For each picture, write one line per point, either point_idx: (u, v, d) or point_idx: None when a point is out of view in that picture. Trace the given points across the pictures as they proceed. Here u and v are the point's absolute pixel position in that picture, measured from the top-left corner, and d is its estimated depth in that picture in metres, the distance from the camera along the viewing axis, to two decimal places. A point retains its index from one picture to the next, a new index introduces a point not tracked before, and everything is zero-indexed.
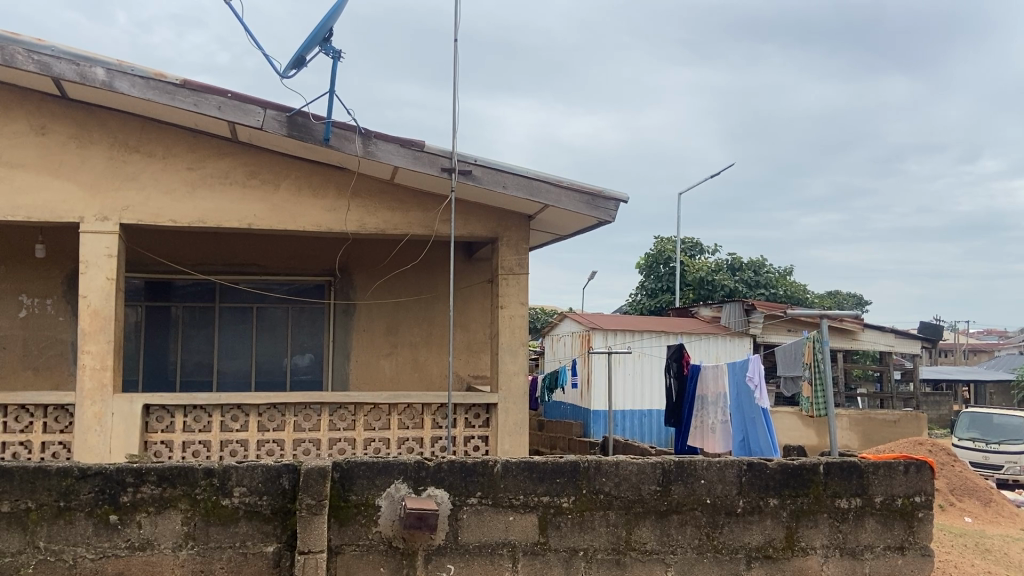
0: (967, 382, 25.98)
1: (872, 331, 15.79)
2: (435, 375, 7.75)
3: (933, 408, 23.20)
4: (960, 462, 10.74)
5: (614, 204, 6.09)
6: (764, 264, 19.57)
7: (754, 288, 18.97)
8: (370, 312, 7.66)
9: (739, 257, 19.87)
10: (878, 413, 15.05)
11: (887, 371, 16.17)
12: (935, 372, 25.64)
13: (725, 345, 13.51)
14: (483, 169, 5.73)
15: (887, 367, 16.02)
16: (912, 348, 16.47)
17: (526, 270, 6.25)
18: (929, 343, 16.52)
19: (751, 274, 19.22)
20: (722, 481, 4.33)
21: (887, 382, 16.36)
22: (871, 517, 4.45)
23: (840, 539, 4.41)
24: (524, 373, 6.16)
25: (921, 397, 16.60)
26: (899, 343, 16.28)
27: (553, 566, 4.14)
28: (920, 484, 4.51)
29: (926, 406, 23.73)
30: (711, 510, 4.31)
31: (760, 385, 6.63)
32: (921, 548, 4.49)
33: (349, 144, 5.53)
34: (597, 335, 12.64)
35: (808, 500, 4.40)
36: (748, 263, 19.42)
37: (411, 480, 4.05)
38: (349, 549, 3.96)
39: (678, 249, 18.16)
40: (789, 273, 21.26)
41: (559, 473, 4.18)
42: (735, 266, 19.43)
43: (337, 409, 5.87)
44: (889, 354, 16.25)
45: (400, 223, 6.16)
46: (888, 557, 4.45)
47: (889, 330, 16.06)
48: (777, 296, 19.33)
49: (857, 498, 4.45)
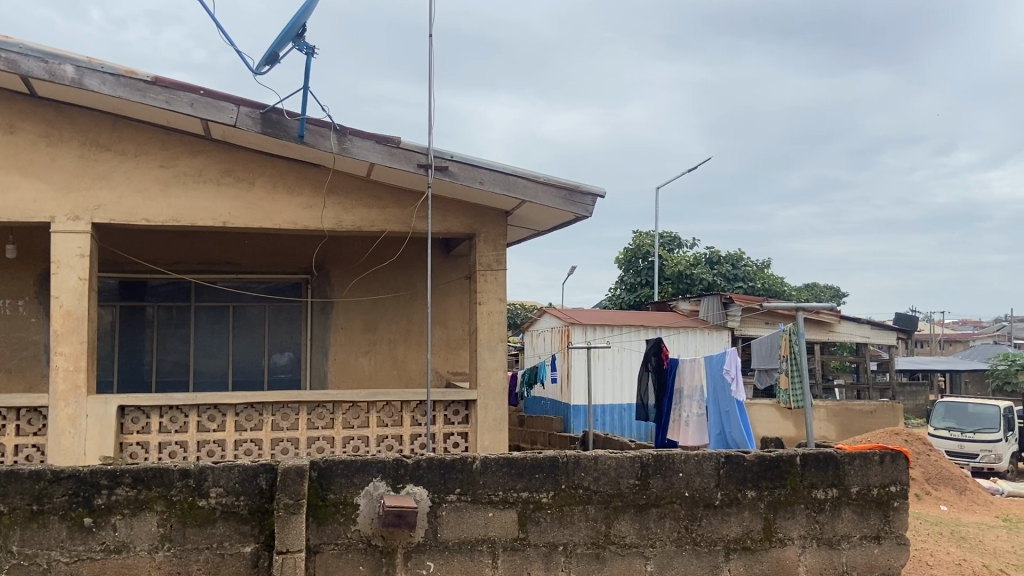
0: (943, 372, 26.30)
1: (849, 323, 15.86)
2: (414, 372, 7.71)
3: (910, 398, 23.47)
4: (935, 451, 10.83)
5: (591, 199, 6.09)
6: (742, 258, 19.65)
7: (732, 282, 19.07)
8: (349, 310, 7.62)
9: (717, 251, 19.96)
10: (855, 404, 15.17)
11: (863, 362, 16.30)
12: (910, 362, 25.96)
13: (703, 339, 13.59)
14: (459, 166, 5.72)
15: (864, 358, 16.15)
16: (889, 339, 16.56)
17: (504, 265, 6.23)
18: (905, 334, 16.64)
19: (729, 267, 19.32)
20: (700, 474, 4.34)
21: (863, 373, 16.48)
22: (848, 507, 4.49)
23: (817, 529, 4.45)
24: (503, 369, 6.14)
25: (897, 387, 16.75)
26: (876, 336, 16.35)
27: (533, 562, 4.14)
28: (895, 474, 4.56)
29: (901, 396, 23.98)
30: (689, 503, 4.32)
31: (737, 378, 6.71)
32: (896, 537, 4.53)
33: (324, 140, 5.49)
34: (576, 330, 12.63)
35: (786, 492, 4.43)
36: (726, 257, 19.53)
37: (390, 479, 4.04)
38: (328, 548, 3.94)
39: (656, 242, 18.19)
40: (767, 265, 21.41)
41: (539, 468, 4.18)
42: (713, 260, 19.51)
43: (315, 408, 5.82)
44: (865, 345, 16.34)
45: (377, 219, 6.12)
46: (864, 546, 4.48)
47: (865, 322, 16.09)
48: (755, 289, 19.43)
49: (833, 488, 4.48)
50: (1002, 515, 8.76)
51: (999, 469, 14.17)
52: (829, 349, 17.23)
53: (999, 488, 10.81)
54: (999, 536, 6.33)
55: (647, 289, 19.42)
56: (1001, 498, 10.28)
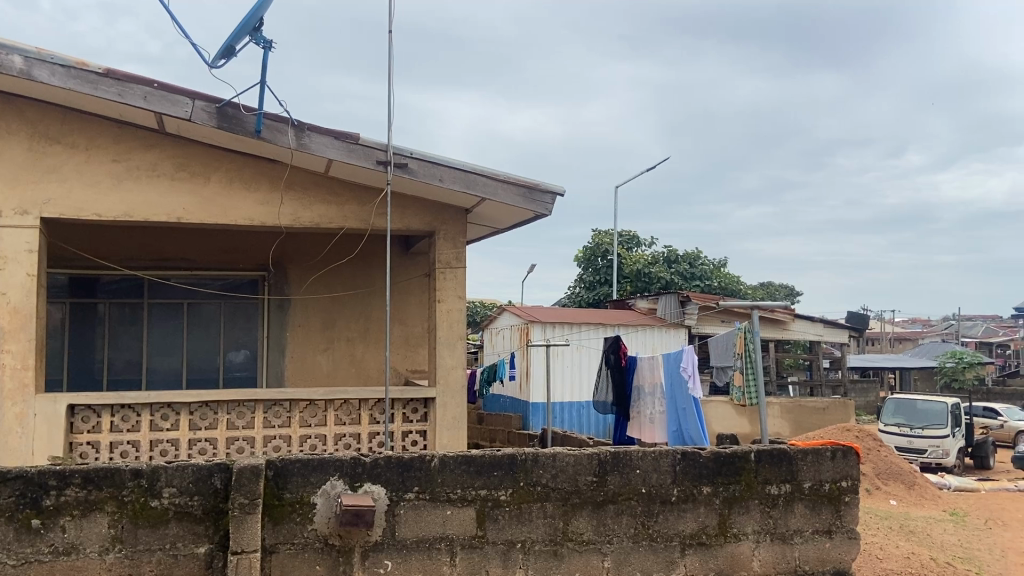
0: (892, 369, 27.01)
1: (802, 322, 16.14)
2: (373, 370, 7.67)
3: (860, 394, 24.17)
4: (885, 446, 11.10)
5: (550, 197, 6.11)
6: (698, 257, 19.82)
7: (689, 280, 19.19)
8: (306, 307, 7.56)
9: (675, 250, 20.16)
10: (808, 401, 15.47)
11: (816, 360, 16.63)
12: (861, 360, 26.61)
13: (661, 337, 13.72)
14: (418, 163, 5.70)
15: (817, 356, 16.46)
16: (840, 338, 16.88)
17: (463, 263, 6.22)
18: (856, 333, 17.01)
19: (687, 266, 19.54)
20: (657, 471, 4.40)
21: (816, 370, 16.80)
22: (800, 502, 4.58)
23: (770, 524, 4.53)
24: (463, 367, 6.13)
25: (849, 384, 17.09)
26: (829, 334, 16.65)
27: (491, 559, 4.15)
28: (846, 469, 4.66)
29: (852, 393, 24.55)
30: (646, 499, 4.37)
31: (693, 375, 6.78)
32: (847, 531, 4.64)
33: (282, 135, 5.43)
34: (535, 329, 12.67)
35: (740, 487, 4.51)
36: (684, 255, 19.77)
37: (347, 477, 4.01)
38: (284, 548, 3.90)
39: (614, 241, 18.31)
40: (724, 264, 21.74)
41: (497, 466, 4.20)
42: (671, 258, 19.72)
43: (272, 406, 5.76)
44: (818, 344, 16.64)
45: (336, 216, 6.07)
46: (816, 540, 4.58)
47: (817, 321, 16.35)
48: (711, 288, 19.64)
49: (786, 483, 4.57)
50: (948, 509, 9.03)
51: (946, 464, 14.58)
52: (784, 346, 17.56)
53: (945, 482, 11.11)
54: (946, 530, 6.51)
55: (606, 287, 19.56)
56: (948, 493, 10.56)
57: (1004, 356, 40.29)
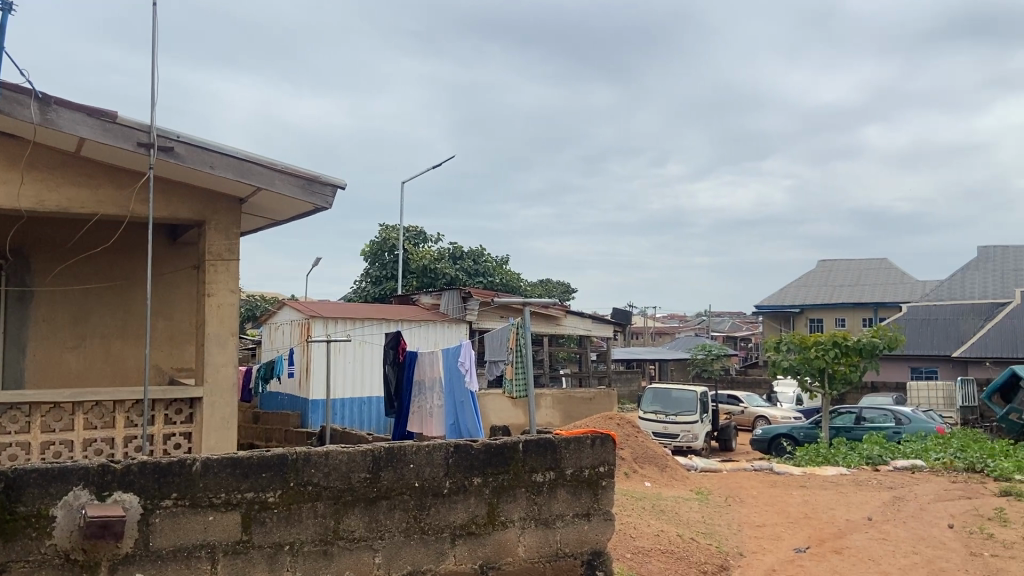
0: (653, 361, 29.53)
1: (574, 318, 17.02)
2: (132, 369, 7.10)
3: (625, 384, 26.15)
4: (641, 433, 11.95)
5: (331, 190, 5.98)
6: (483, 254, 20.66)
7: (473, 277, 19.92)
8: (54, 301, 6.85)
9: (459, 246, 20.68)
10: (578, 392, 16.40)
11: (585, 353, 17.70)
12: (626, 352, 28.82)
13: (444, 331, 13.97)
14: (186, 147, 5.35)
15: (586, 349, 17.58)
16: (606, 333, 17.97)
17: (236, 255, 5.94)
18: (621, 328, 18.33)
19: (471, 262, 20.23)
20: (429, 464, 4.45)
21: (585, 363, 17.82)
22: (562, 488, 4.84)
23: (535, 510, 4.74)
24: (233, 365, 5.85)
25: (614, 376, 18.30)
26: (596, 328, 17.69)
27: (256, 564, 3.99)
28: (604, 455, 4.99)
29: (619, 383, 26.54)
30: (418, 493, 4.41)
31: (471, 370, 7.02)
32: (603, 513, 4.96)
33: (22, 109, 4.87)
34: (316, 325, 12.39)
35: (508, 477, 4.67)
36: (469, 252, 20.40)
37: (94, 487, 3.67)
38: (16, 567, 3.52)
39: (401, 234, 18.22)
40: (507, 261, 22.67)
41: (266, 467, 4.04)
42: (456, 255, 20.22)
43: (6, 411, 5.20)
44: (587, 338, 17.63)
45: (89, 201, 5.54)
46: (576, 524, 4.86)
47: (588, 316, 17.29)
48: (494, 283, 20.55)
49: (550, 471, 4.81)
50: (693, 488, 10.05)
51: (695, 447, 16.13)
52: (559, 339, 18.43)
53: (693, 464, 12.17)
54: (691, 508, 7.10)
55: (391, 283, 19.61)
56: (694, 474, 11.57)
57: (746, 347, 46.04)
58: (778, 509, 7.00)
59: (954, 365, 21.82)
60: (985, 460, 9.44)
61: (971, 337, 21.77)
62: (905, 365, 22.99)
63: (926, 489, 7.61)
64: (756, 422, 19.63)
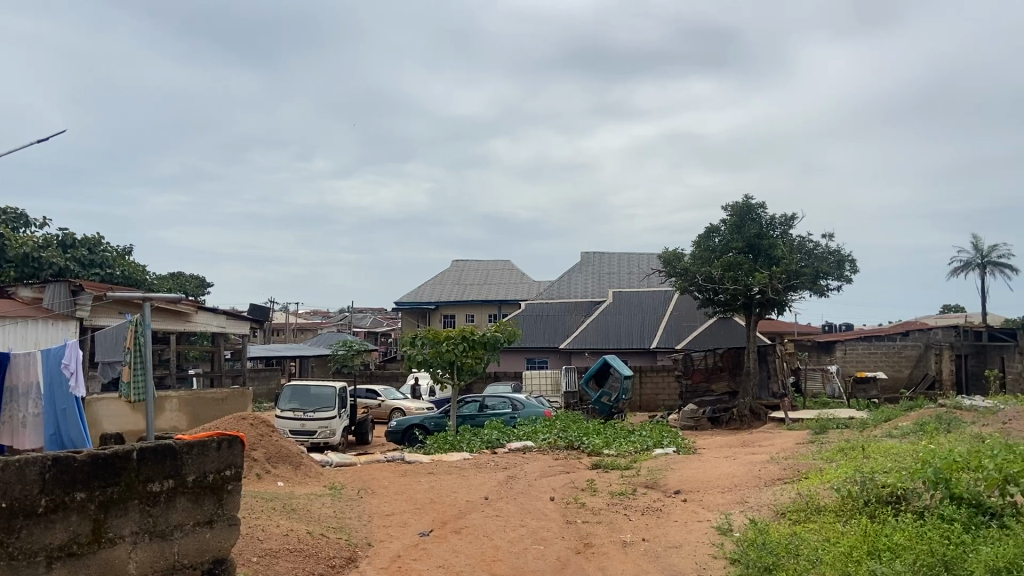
0: (292, 357, 28.80)
1: (207, 314, 15.32)
2: None
3: (261, 382, 25.06)
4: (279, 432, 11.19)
5: None
6: (100, 243, 18.62)
7: (87, 267, 17.84)
8: None
9: (71, 233, 18.27)
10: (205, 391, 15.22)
11: (218, 352, 16.03)
12: (263, 349, 27.69)
13: (49, 331, 10.97)
14: None
15: (219, 347, 15.95)
16: (242, 330, 16.49)
17: None
18: (258, 323, 17.46)
19: (85, 252, 18.03)
20: (21, 481, 3.76)
21: (218, 363, 16.22)
22: (182, 497, 4.50)
23: (149, 523, 4.33)
24: None
25: (249, 374, 17.16)
26: (231, 325, 16.17)
27: None
28: (230, 459, 4.77)
29: (255, 382, 25.38)
30: (5, 515, 3.70)
31: (76, 373, 6.25)
32: (226, 519, 4.74)
33: None
34: None
35: (119, 489, 4.18)
36: (82, 240, 18.11)
37: None
38: None
39: None
40: (128, 252, 20.51)
41: None
42: (66, 243, 17.81)
43: None
44: (221, 336, 16.07)
45: None
46: (196, 533, 4.55)
47: (222, 313, 15.78)
48: (113, 276, 18.66)
49: (169, 479, 4.44)
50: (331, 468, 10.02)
51: None
52: (187, 336, 16.90)
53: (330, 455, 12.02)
54: (322, 503, 6.83)
55: None
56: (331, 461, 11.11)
57: (384, 342, 47.82)
58: (406, 496, 7.34)
59: (561, 355, 24.90)
60: (580, 438, 10.97)
61: (576, 330, 25.04)
62: (522, 356, 25.50)
63: (534, 468, 8.59)
64: (392, 414, 19.14)
